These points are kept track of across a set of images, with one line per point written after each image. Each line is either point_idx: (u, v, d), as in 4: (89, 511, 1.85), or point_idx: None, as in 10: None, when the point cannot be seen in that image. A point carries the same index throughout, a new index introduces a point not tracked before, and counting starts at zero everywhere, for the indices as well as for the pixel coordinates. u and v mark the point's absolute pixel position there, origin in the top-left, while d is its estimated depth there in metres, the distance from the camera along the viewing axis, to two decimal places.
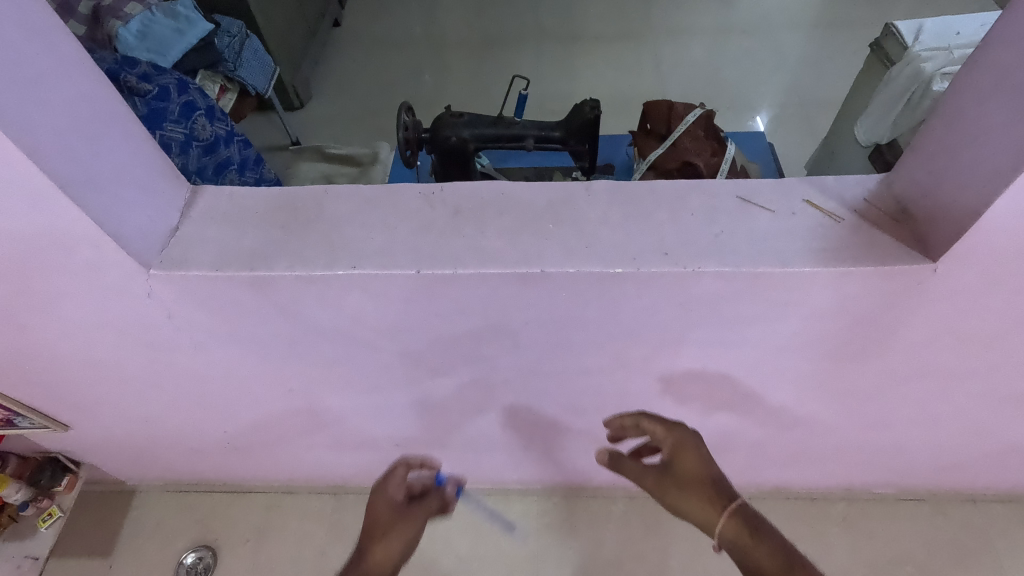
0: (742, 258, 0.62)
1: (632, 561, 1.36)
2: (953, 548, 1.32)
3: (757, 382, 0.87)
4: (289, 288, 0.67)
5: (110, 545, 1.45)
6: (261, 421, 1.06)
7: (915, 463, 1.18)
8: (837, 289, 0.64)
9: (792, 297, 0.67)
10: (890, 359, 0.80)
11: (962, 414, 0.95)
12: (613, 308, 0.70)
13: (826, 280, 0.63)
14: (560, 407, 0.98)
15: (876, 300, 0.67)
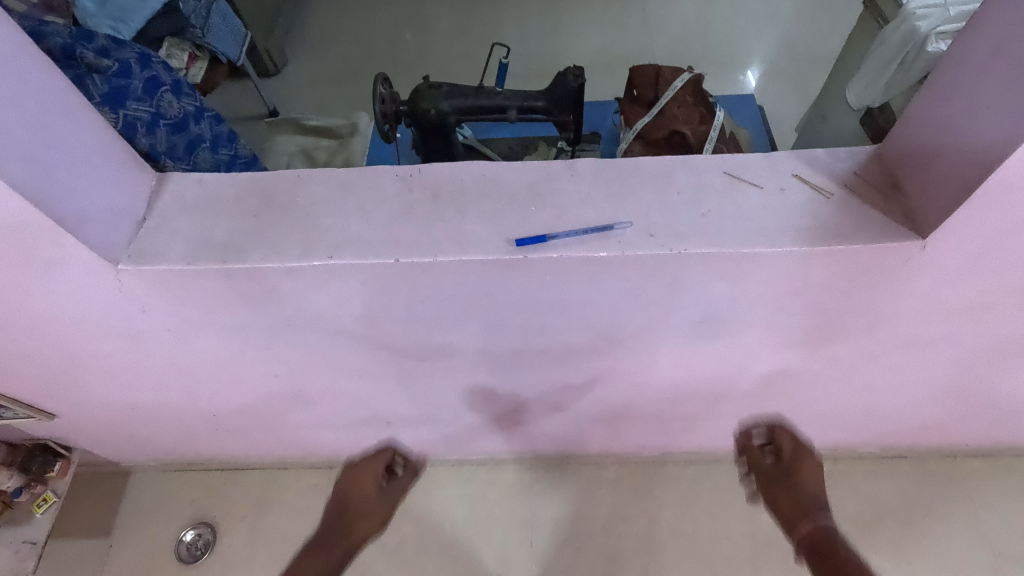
0: (728, 239, 0.61)
1: (622, 522, 1.39)
2: (932, 503, 1.37)
3: (742, 355, 0.87)
4: (265, 279, 0.65)
5: (109, 525, 1.46)
6: (250, 403, 1.05)
7: (900, 425, 1.20)
8: (824, 264, 0.63)
9: (780, 273, 0.66)
10: (877, 331, 0.80)
11: (945, 379, 0.97)
12: (600, 290, 0.69)
13: (814, 256, 0.62)
14: (549, 384, 0.98)
15: (864, 274, 0.66)
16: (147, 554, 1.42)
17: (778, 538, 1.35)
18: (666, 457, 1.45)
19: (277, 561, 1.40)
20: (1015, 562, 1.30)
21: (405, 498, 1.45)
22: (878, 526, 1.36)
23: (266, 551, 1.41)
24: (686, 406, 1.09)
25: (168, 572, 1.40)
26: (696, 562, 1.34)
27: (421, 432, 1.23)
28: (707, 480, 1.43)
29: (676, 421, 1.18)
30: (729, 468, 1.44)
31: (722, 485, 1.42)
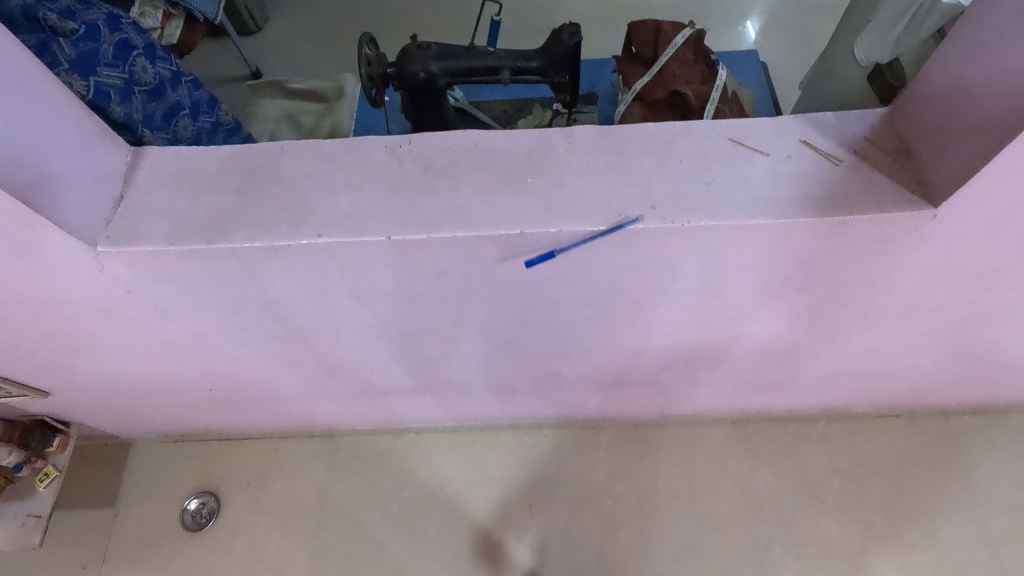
0: (731, 211, 0.59)
1: (620, 484, 1.42)
2: (924, 460, 1.40)
3: (741, 324, 0.86)
4: (252, 259, 0.63)
5: (113, 496, 1.48)
6: (245, 378, 1.04)
7: (896, 387, 1.21)
8: (831, 234, 0.61)
9: (784, 244, 0.64)
10: (880, 299, 0.79)
11: (944, 343, 0.97)
12: (599, 265, 0.67)
13: (822, 226, 0.60)
14: (547, 355, 0.97)
15: (871, 244, 0.64)
16: (153, 523, 1.45)
17: (772, 496, 1.38)
18: (663, 420, 1.46)
19: (282, 528, 1.42)
20: (1001, 515, 1.33)
21: (406, 464, 1.47)
22: (870, 483, 1.38)
23: (270, 518, 1.43)
24: (684, 373, 1.09)
25: (174, 539, 1.43)
26: (692, 520, 1.37)
27: (420, 402, 1.23)
28: (703, 442, 1.45)
29: (673, 387, 1.18)
30: (725, 430, 1.46)
31: (719, 446, 1.44)
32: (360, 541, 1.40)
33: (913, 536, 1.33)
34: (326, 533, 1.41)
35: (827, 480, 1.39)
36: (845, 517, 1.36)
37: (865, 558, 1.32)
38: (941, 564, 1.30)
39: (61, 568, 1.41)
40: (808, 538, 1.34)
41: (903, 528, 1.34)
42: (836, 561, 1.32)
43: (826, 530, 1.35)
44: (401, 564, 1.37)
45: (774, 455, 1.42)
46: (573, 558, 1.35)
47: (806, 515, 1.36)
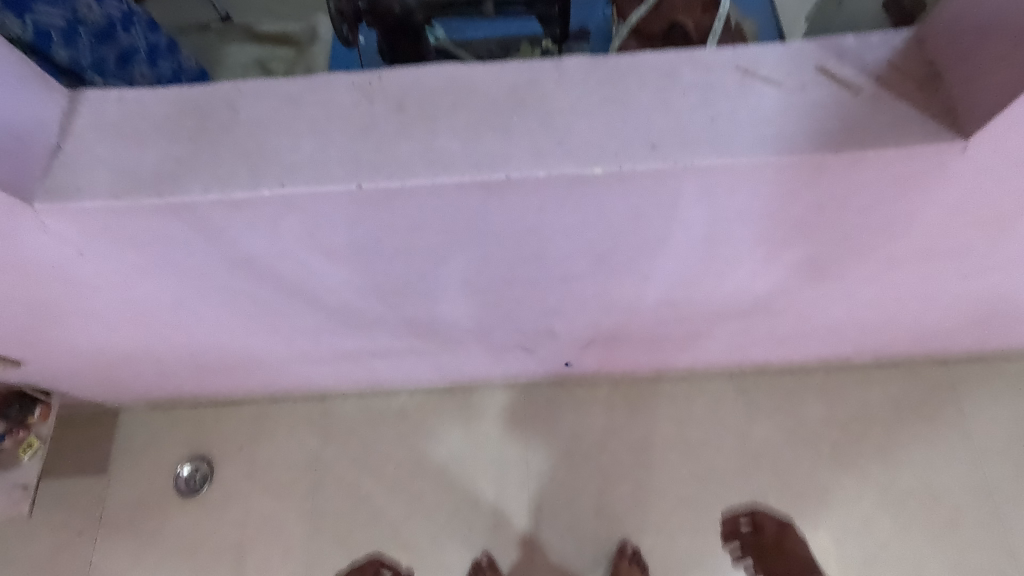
0: (738, 148, 0.53)
1: (617, 440, 1.40)
2: (922, 408, 1.38)
3: (744, 274, 0.82)
4: (211, 213, 0.57)
5: (104, 463, 1.46)
6: (226, 342, 1.00)
7: (898, 336, 1.18)
8: (845, 173, 0.56)
9: (793, 186, 0.59)
10: (892, 243, 0.74)
11: (952, 289, 0.93)
12: (594, 213, 0.62)
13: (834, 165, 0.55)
14: (540, 312, 0.92)
15: (887, 184, 0.59)
16: (147, 489, 1.43)
17: (769, 448, 1.38)
18: (660, 375, 1.44)
19: (278, 491, 1.41)
20: (996, 459, 1.34)
21: (399, 425, 1.45)
22: (867, 432, 1.38)
23: (265, 481, 1.42)
24: (682, 327, 1.05)
25: (170, 505, 1.41)
26: (689, 473, 1.37)
27: (410, 363, 1.19)
28: (700, 396, 1.43)
29: (671, 341, 1.14)
30: (723, 383, 1.44)
31: (716, 399, 1.42)
32: (356, 502, 1.39)
33: (909, 483, 1.33)
34: (322, 494, 1.40)
35: (824, 430, 1.38)
36: (841, 466, 1.35)
37: (860, 505, 1.32)
38: (935, 509, 1.31)
39: (58, 535, 1.40)
40: (804, 487, 1.34)
41: (898, 475, 1.34)
42: (832, 509, 1.32)
43: (822, 479, 1.35)
44: (398, 523, 1.37)
45: (772, 408, 1.41)
46: (571, 513, 1.35)
47: (802, 465, 1.36)
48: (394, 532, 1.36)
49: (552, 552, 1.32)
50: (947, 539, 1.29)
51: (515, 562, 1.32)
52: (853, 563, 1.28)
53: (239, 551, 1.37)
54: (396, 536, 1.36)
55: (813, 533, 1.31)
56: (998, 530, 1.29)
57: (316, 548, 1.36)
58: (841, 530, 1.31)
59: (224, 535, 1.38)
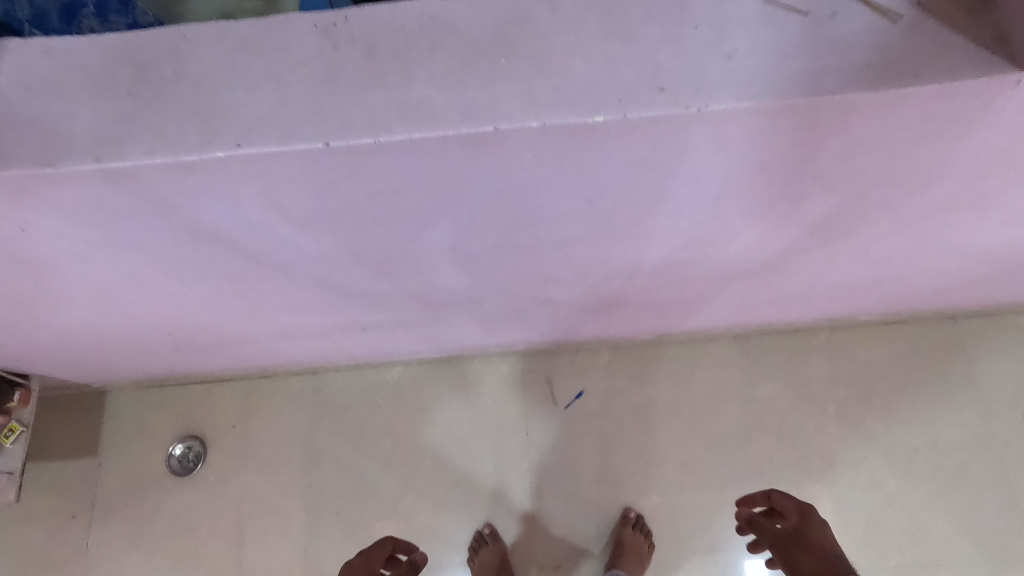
0: (755, 89, 0.47)
1: (618, 406, 1.37)
2: (930, 365, 1.35)
3: (754, 234, 0.76)
4: (161, 179, 0.50)
5: (93, 445, 1.42)
6: (204, 320, 0.94)
7: (910, 292, 1.13)
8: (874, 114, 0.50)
9: (813, 132, 0.53)
10: (918, 193, 0.68)
11: (973, 243, 0.87)
12: (593, 168, 0.55)
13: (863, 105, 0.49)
14: (536, 278, 0.87)
15: (918, 125, 0.53)
16: (139, 469, 1.40)
17: (773, 410, 1.35)
18: (661, 340, 1.40)
19: (273, 467, 1.38)
20: (1003, 415, 1.31)
21: (394, 398, 1.41)
22: (873, 391, 1.34)
23: (260, 458, 1.39)
24: (686, 289, 1.00)
25: (164, 485, 1.39)
26: (692, 438, 1.34)
27: (402, 335, 1.14)
28: (703, 360, 1.39)
29: (673, 305, 1.09)
30: (726, 345, 1.39)
31: (719, 362, 1.39)
32: (354, 476, 1.37)
33: (915, 441, 1.31)
34: (319, 469, 1.38)
35: (830, 390, 1.35)
36: (847, 426, 1.33)
37: (865, 465, 1.31)
38: (941, 466, 1.29)
39: (52, 518, 1.38)
40: (809, 448, 1.32)
41: (904, 434, 1.32)
42: (836, 469, 1.31)
43: (827, 439, 1.32)
44: (397, 497, 1.35)
45: (776, 369, 1.37)
46: (572, 481, 1.33)
47: (807, 426, 1.33)
48: (394, 505, 1.34)
49: (555, 520, 1.31)
50: (953, 496, 1.28)
51: (517, 532, 1.30)
52: (858, 522, 1.27)
53: (238, 529, 1.35)
54: (396, 509, 1.34)
55: (817, 494, 1.29)
56: (1004, 485, 1.27)
57: (315, 524, 1.34)
58: (845, 490, 1.29)
59: (222, 513, 1.36)
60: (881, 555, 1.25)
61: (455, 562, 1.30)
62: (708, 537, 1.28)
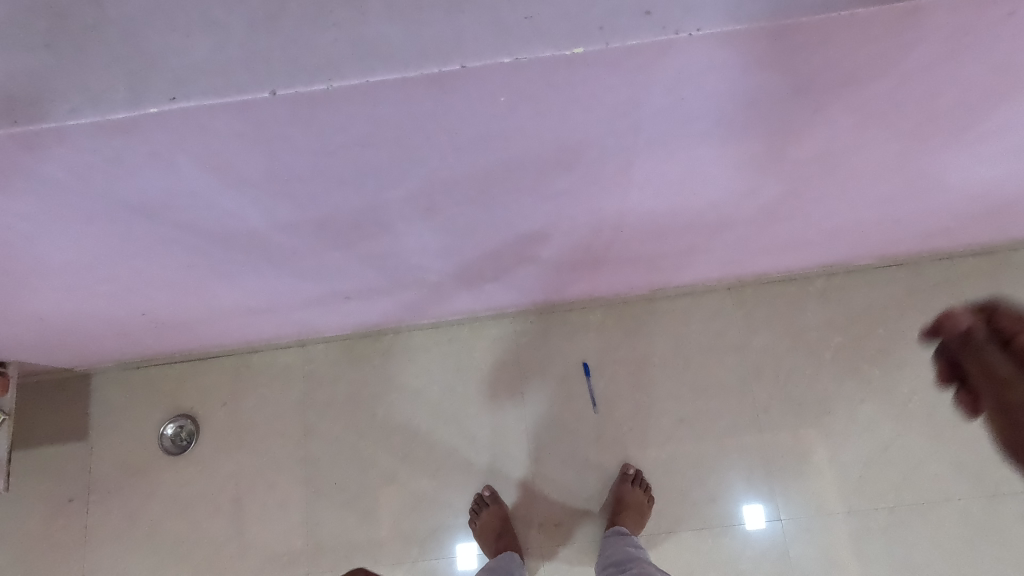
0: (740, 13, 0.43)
1: (613, 363, 1.35)
2: (925, 307, 1.33)
3: (746, 178, 0.72)
4: (95, 142, 0.47)
5: (81, 429, 1.39)
6: (177, 296, 0.90)
7: (908, 233, 1.10)
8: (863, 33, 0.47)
9: (804, 57, 0.49)
10: (922, 122, 0.64)
11: (974, 177, 0.83)
12: (575, 109, 0.51)
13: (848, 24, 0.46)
14: (521, 236, 0.83)
15: (914, 43, 0.49)
16: (131, 451, 1.38)
17: (769, 359, 1.33)
18: (654, 295, 1.37)
19: (267, 442, 1.37)
20: None
21: (386, 366, 1.38)
22: (869, 336, 1.33)
23: (253, 434, 1.37)
24: (678, 241, 0.96)
25: (158, 465, 1.37)
26: (688, 391, 1.33)
27: (387, 302, 1.10)
28: (697, 313, 1.36)
29: (665, 259, 1.06)
30: (720, 297, 1.37)
31: (713, 314, 1.36)
32: (350, 446, 1.36)
33: (911, 383, 1.31)
34: (314, 442, 1.36)
35: (825, 337, 1.34)
36: (843, 372, 1.32)
37: (862, 410, 1.30)
38: (936, 406, 1.29)
39: (48, 503, 1.36)
40: (805, 396, 1.32)
41: (900, 376, 1.31)
42: (833, 415, 1.30)
43: (823, 386, 1.32)
44: (395, 464, 1.34)
45: (772, 319, 1.35)
46: (570, 441, 1.32)
47: (803, 374, 1.32)
48: (392, 473, 1.34)
49: (554, 480, 1.31)
50: (948, 435, 1.28)
51: (517, 493, 1.30)
52: (855, 466, 1.28)
53: (236, 504, 1.34)
54: (394, 477, 1.33)
55: (813, 440, 1.30)
56: None
57: (313, 496, 1.33)
58: (842, 434, 1.30)
59: (219, 490, 1.35)
60: (878, 496, 1.27)
61: (457, 526, 1.30)
62: (707, 488, 1.29)
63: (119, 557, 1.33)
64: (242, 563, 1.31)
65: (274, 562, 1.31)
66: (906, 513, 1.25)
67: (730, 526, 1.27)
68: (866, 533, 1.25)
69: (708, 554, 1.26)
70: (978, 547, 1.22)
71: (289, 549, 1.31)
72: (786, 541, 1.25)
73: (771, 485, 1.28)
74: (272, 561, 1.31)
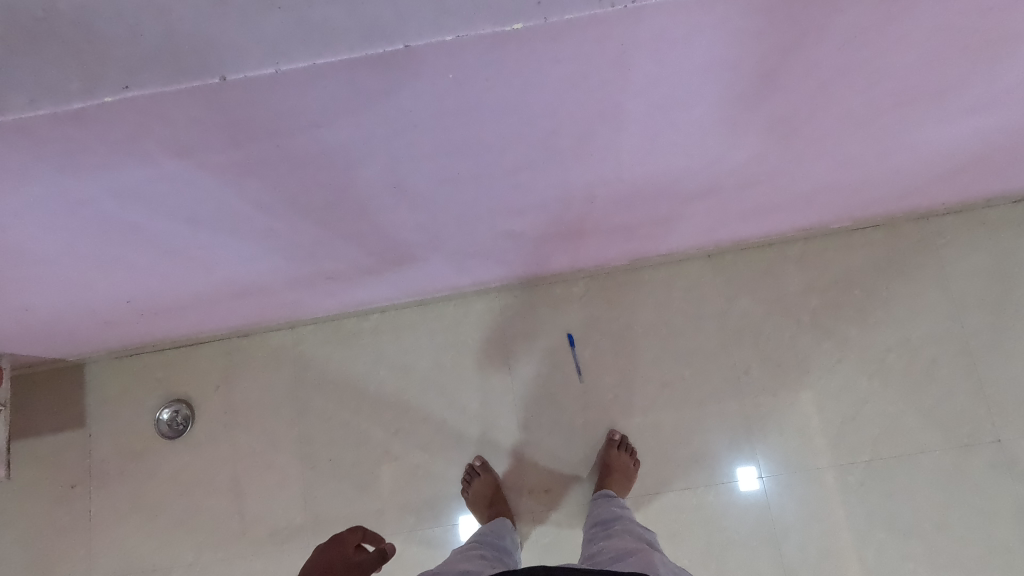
0: None
1: (596, 333, 1.38)
2: (901, 266, 1.35)
3: (709, 146, 0.74)
4: (56, 130, 0.49)
5: (79, 417, 1.42)
6: (160, 283, 0.91)
7: (880, 193, 1.11)
8: None
9: (743, 24, 0.50)
10: (873, 84, 0.65)
11: (936, 135, 0.85)
12: (525, 82, 0.53)
13: None
14: (493, 211, 0.84)
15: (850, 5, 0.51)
16: (130, 437, 1.41)
17: (750, 323, 1.36)
18: (635, 265, 1.39)
19: (262, 423, 1.40)
20: (973, 308, 1.34)
21: (374, 345, 1.41)
22: (846, 297, 1.36)
23: (248, 416, 1.40)
24: (651, 211, 0.97)
25: (157, 449, 1.40)
26: (670, 357, 1.36)
27: (369, 281, 1.12)
28: (678, 281, 1.39)
29: (641, 228, 1.07)
30: (701, 265, 1.39)
31: (694, 282, 1.38)
32: (344, 424, 1.39)
33: (887, 341, 1.34)
34: (308, 421, 1.39)
35: (804, 299, 1.36)
36: (821, 333, 1.35)
37: (839, 369, 1.34)
38: (912, 362, 1.33)
39: (51, 489, 1.40)
40: (785, 358, 1.35)
41: (877, 334, 1.34)
42: (811, 374, 1.34)
43: (802, 347, 1.35)
44: (387, 439, 1.38)
45: (751, 283, 1.37)
46: (557, 410, 1.36)
47: (782, 336, 1.35)
48: (385, 448, 1.37)
49: (543, 447, 1.34)
50: (923, 390, 1.32)
51: (507, 462, 1.34)
52: (833, 423, 1.32)
53: (235, 483, 1.38)
54: (387, 452, 1.37)
55: (793, 400, 1.33)
56: (971, 375, 1.31)
57: (310, 473, 1.37)
58: (820, 393, 1.33)
59: (218, 470, 1.39)
60: (855, 452, 1.31)
61: (451, 495, 1.34)
62: (691, 449, 1.33)
63: (124, 539, 1.37)
64: (245, 539, 1.36)
65: (275, 537, 1.35)
66: (883, 466, 1.30)
67: (714, 485, 1.31)
68: (844, 486, 1.29)
69: (694, 512, 1.30)
70: (951, 495, 1.27)
71: (289, 524, 1.35)
72: (768, 497, 1.30)
73: (753, 444, 1.32)
74: (274, 536, 1.35)
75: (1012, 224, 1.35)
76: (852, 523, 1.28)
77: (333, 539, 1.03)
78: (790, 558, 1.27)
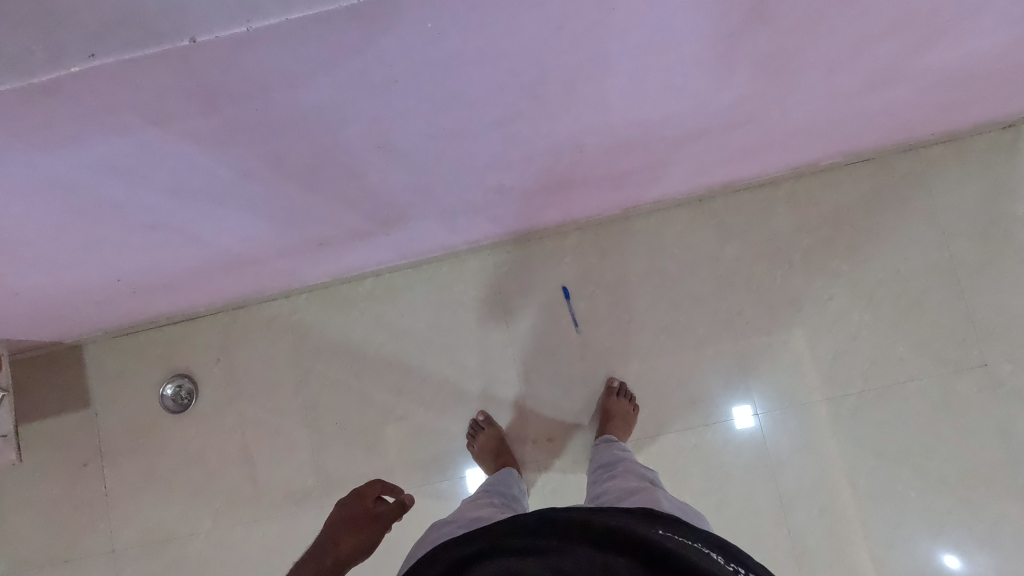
0: None
1: (591, 284, 1.38)
2: (891, 200, 1.36)
3: (698, 86, 0.72)
4: (23, 105, 0.47)
5: (82, 397, 1.43)
6: (150, 258, 0.91)
7: (870, 127, 1.10)
8: None
9: None
10: (864, 12, 0.63)
11: (928, 62, 0.83)
12: (504, 29, 0.51)
13: None
14: (481, 166, 0.83)
15: None
16: (136, 413, 1.42)
17: (742, 266, 1.37)
18: (627, 214, 1.38)
19: (266, 392, 1.41)
20: (962, 237, 1.35)
21: (372, 309, 1.41)
22: (838, 234, 1.36)
23: (251, 386, 1.42)
24: (641, 157, 0.96)
25: (164, 423, 1.42)
26: (665, 304, 1.38)
27: (361, 245, 1.11)
28: (670, 228, 1.39)
29: (631, 175, 1.06)
30: (693, 210, 1.39)
31: (686, 228, 1.38)
32: (347, 388, 1.41)
33: (877, 275, 1.35)
34: (311, 387, 1.41)
35: (795, 238, 1.37)
36: (812, 271, 1.36)
37: (831, 305, 1.36)
38: (901, 294, 1.35)
39: (65, 468, 1.42)
40: (777, 298, 1.36)
41: (868, 269, 1.36)
42: (804, 312, 1.36)
43: (794, 286, 1.36)
44: (390, 400, 1.40)
45: (743, 225, 1.37)
46: (556, 362, 1.38)
47: (775, 277, 1.37)
48: (390, 409, 1.40)
49: (544, 399, 1.37)
50: (913, 320, 1.34)
51: (510, 414, 1.37)
52: (826, 358, 1.35)
53: (245, 451, 1.41)
54: (392, 412, 1.40)
55: (786, 338, 1.36)
56: (960, 304, 1.34)
57: (318, 437, 1.40)
58: (813, 329, 1.36)
59: (226, 439, 1.41)
60: (847, 384, 1.34)
61: (457, 449, 1.38)
62: (688, 392, 1.36)
63: (140, 509, 1.41)
64: (259, 503, 1.40)
65: (289, 499, 1.39)
66: (874, 396, 1.34)
67: (711, 424, 1.35)
68: (837, 417, 1.34)
69: (693, 451, 1.35)
70: (938, 419, 1.32)
71: (302, 487, 1.39)
72: (764, 433, 1.34)
73: (748, 383, 1.35)
74: (288, 498, 1.39)
75: (1001, 150, 1.34)
76: (845, 450, 1.33)
77: (352, 493, 1.07)
78: (785, 488, 1.33)
